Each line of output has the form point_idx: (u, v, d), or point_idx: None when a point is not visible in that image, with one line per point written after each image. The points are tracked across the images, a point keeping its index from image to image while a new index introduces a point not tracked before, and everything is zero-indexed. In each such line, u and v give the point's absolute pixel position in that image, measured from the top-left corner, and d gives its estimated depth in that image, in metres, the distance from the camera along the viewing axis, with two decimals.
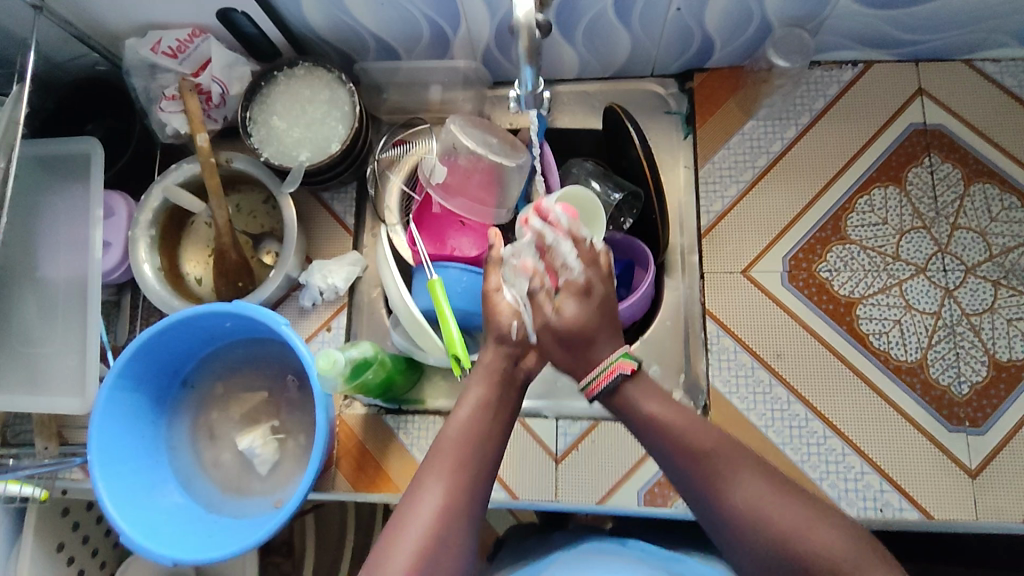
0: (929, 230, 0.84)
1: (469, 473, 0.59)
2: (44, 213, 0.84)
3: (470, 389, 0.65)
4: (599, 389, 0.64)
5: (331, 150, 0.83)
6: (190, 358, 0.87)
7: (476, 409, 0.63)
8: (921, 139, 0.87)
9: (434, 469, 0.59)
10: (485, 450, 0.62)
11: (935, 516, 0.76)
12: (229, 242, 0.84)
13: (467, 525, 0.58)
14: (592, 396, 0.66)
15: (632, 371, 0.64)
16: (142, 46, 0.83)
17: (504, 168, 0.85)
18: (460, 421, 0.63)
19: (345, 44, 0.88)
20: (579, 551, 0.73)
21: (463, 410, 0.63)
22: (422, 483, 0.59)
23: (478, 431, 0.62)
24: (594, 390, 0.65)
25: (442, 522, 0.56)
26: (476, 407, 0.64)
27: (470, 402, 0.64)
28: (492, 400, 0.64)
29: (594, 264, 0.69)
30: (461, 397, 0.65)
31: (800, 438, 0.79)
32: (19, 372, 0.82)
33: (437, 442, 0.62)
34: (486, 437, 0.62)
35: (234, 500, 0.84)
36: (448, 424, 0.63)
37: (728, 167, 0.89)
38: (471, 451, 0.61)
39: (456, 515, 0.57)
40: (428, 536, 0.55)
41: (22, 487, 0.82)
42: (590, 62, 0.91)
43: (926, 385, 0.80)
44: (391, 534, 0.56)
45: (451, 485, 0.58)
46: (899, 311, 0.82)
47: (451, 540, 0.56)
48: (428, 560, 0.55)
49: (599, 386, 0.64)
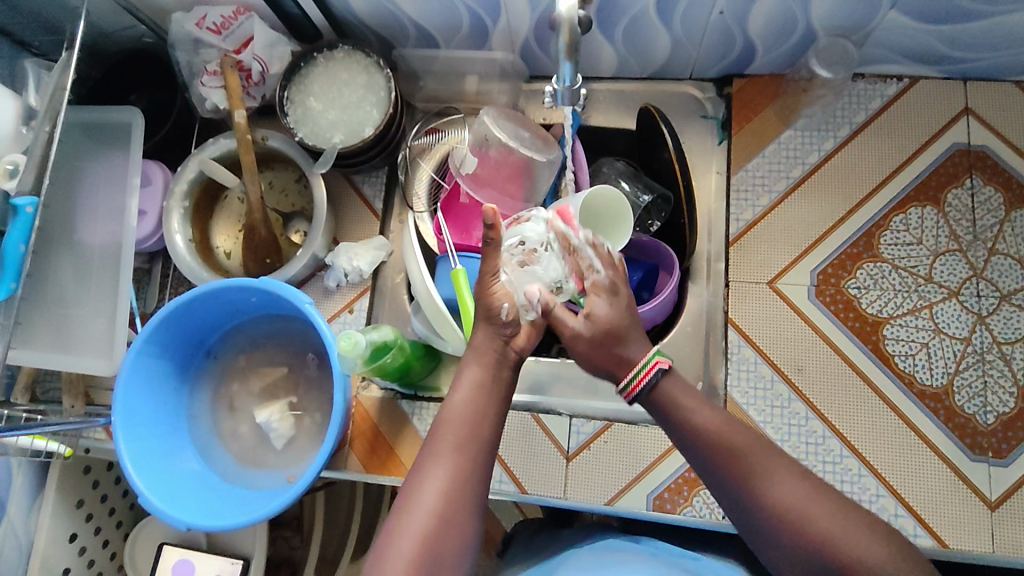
0: (965, 253, 0.82)
1: (469, 454, 0.61)
2: (84, 178, 0.86)
3: (464, 370, 0.66)
4: (638, 389, 0.65)
5: (365, 134, 0.84)
6: (215, 329, 0.89)
7: (472, 392, 0.65)
8: (963, 160, 0.84)
9: (435, 454, 0.61)
10: (484, 430, 0.63)
11: (950, 545, 0.74)
12: (259, 219, 0.85)
13: (470, 508, 0.60)
14: (632, 397, 0.66)
15: (669, 367, 0.66)
16: (188, 21, 0.85)
17: (533, 163, 0.86)
18: (457, 404, 0.64)
19: (385, 30, 0.88)
20: (585, 550, 0.72)
21: (459, 394, 0.65)
22: (422, 468, 0.61)
23: (474, 415, 0.63)
24: (633, 390, 0.65)
25: (445, 505, 0.59)
26: (472, 389, 0.65)
27: (466, 385, 0.65)
28: (486, 381, 0.65)
29: (614, 266, 0.72)
30: (456, 379, 0.66)
31: (816, 455, 0.79)
32: (50, 332, 0.85)
33: (437, 424, 0.64)
34: (482, 418, 0.64)
35: (249, 472, 0.86)
36: (445, 407, 0.64)
37: (761, 176, 0.88)
38: (468, 431, 0.63)
39: (458, 496, 0.59)
40: (430, 519, 0.58)
41: (48, 443, 0.85)
42: (628, 61, 0.91)
43: (950, 411, 0.78)
44: (397, 518, 0.59)
45: (451, 469, 0.60)
46: (928, 334, 0.81)
47: (454, 526, 0.58)
48: (434, 542, 0.57)
49: (639, 385, 0.65)
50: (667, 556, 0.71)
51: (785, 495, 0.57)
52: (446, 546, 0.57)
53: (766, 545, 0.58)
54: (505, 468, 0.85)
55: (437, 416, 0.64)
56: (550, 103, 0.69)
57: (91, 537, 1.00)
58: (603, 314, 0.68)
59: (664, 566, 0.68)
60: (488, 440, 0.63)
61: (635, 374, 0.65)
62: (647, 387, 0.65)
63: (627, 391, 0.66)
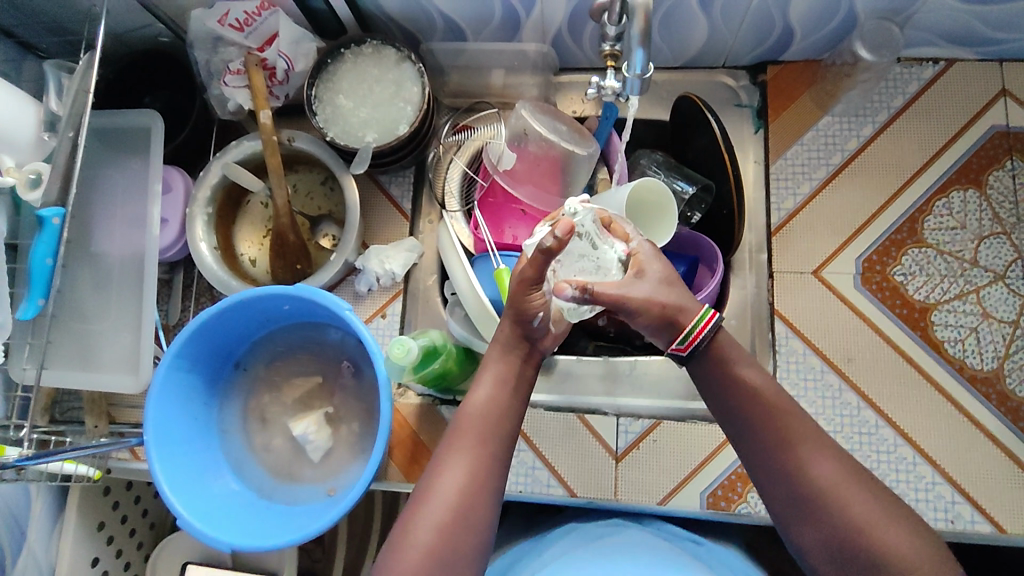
0: (1009, 236, 0.81)
1: (488, 447, 0.62)
2: (102, 186, 0.82)
3: (487, 367, 0.66)
4: (700, 336, 0.62)
5: (399, 132, 0.81)
6: (244, 340, 0.85)
7: (493, 388, 0.65)
8: (1002, 142, 0.84)
9: (455, 447, 0.62)
10: (503, 427, 0.63)
11: (1009, 531, 0.73)
12: (288, 223, 0.82)
13: (485, 506, 0.60)
14: (693, 346, 0.62)
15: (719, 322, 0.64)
16: (209, 17, 0.81)
17: (573, 157, 0.82)
18: (479, 401, 0.64)
19: (411, 24, 0.86)
20: (596, 527, 0.79)
21: (480, 390, 0.65)
22: (441, 462, 0.61)
23: (495, 411, 0.64)
24: (694, 339, 0.62)
25: (461, 500, 0.59)
26: (492, 386, 0.65)
27: (488, 381, 0.65)
28: (505, 377, 0.65)
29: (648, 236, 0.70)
30: (478, 377, 0.66)
31: (870, 445, 0.78)
32: (72, 349, 0.81)
33: (457, 420, 0.64)
34: (503, 415, 0.64)
35: (286, 487, 0.82)
36: (465, 404, 0.65)
37: (801, 164, 0.86)
38: (488, 427, 0.63)
39: (477, 491, 0.60)
40: (446, 517, 0.58)
41: (78, 466, 0.79)
42: (662, 49, 0.89)
43: (1002, 396, 0.78)
44: (413, 509, 0.59)
45: (467, 459, 0.61)
46: (976, 318, 0.80)
47: (468, 524, 0.58)
48: (450, 536, 0.57)
49: (702, 331, 0.62)
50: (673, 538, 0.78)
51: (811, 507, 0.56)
52: (462, 540, 0.58)
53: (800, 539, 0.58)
54: (553, 472, 0.82)
55: (458, 411, 0.64)
56: (616, 76, 0.69)
57: (113, 559, 0.96)
58: (654, 267, 0.64)
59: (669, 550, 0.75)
60: (507, 435, 0.64)
61: (697, 322, 0.62)
62: (701, 342, 0.62)
63: (684, 343, 0.62)
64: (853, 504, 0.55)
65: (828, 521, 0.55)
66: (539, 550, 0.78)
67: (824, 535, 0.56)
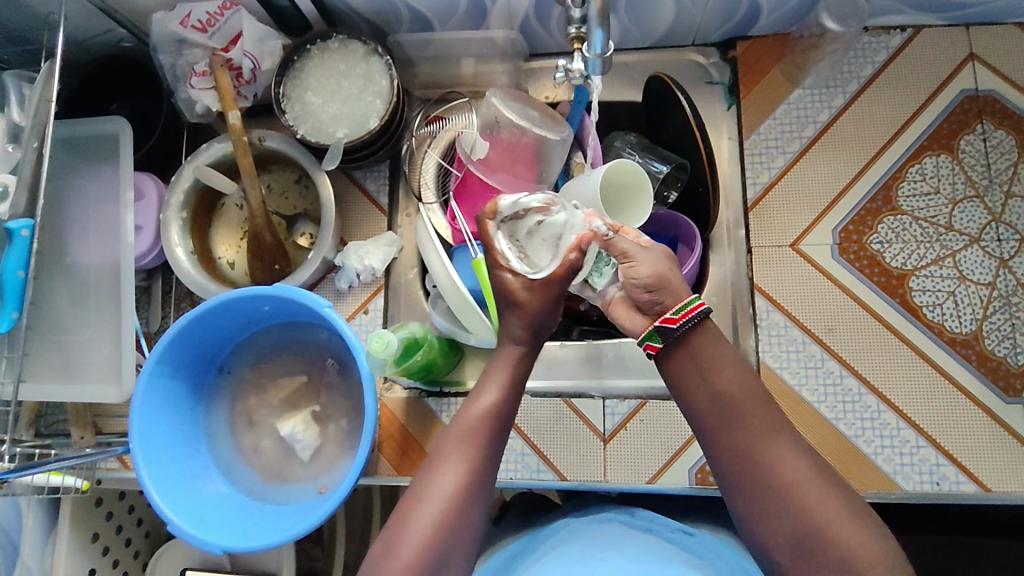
0: (982, 198, 0.82)
1: (487, 450, 0.62)
2: (72, 196, 0.81)
3: (493, 363, 0.66)
4: (689, 316, 0.60)
5: (370, 126, 0.80)
6: (227, 343, 0.85)
7: (500, 385, 0.65)
8: (972, 106, 0.84)
9: (451, 446, 0.62)
10: (504, 425, 0.64)
11: (993, 489, 0.75)
12: (263, 224, 0.82)
13: (480, 501, 0.61)
14: (679, 324, 0.60)
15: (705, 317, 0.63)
16: (170, 20, 0.80)
17: (546, 142, 0.82)
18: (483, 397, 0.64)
19: (377, 16, 0.85)
20: (586, 524, 0.75)
21: (488, 387, 0.65)
22: (437, 463, 0.62)
23: (501, 407, 0.64)
24: (683, 317, 0.60)
25: (459, 495, 0.59)
26: (500, 384, 0.65)
27: (492, 386, 0.65)
28: (513, 375, 0.66)
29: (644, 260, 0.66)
30: (485, 373, 0.66)
31: (854, 413, 0.78)
32: (52, 362, 0.80)
33: (460, 413, 0.64)
34: (507, 414, 0.64)
35: (277, 487, 0.82)
36: (471, 400, 0.64)
37: (774, 138, 0.87)
38: (490, 425, 0.63)
39: (471, 494, 0.60)
40: (443, 511, 0.58)
41: (65, 478, 0.79)
42: (631, 30, 0.89)
43: (982, 356, 0.78)
44: (412, 502, 0.60)
45: (468, 455, 0.61)
46: (953, 282, 0.80)
47: (463, 519, 0.59)
48: (442, 535, 0.58)
49: (694, 310, 0.60)
50: (664, 534, 0.73)
51: (785, 488, 0.56)
52: (456, 535, 0.59)
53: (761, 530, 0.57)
54: (542, 458, 0.82)
55: (460, 406, 0.64)
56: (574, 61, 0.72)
57: (109, 569, 0.96)
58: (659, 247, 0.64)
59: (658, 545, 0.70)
60: (507, 433, 0.64)
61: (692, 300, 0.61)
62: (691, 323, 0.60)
63: (676, 315, 0.60)
64: (818, 500, 0.55)
65: (804, 495, 0.55)
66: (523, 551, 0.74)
67: (788, 527, 0.55)
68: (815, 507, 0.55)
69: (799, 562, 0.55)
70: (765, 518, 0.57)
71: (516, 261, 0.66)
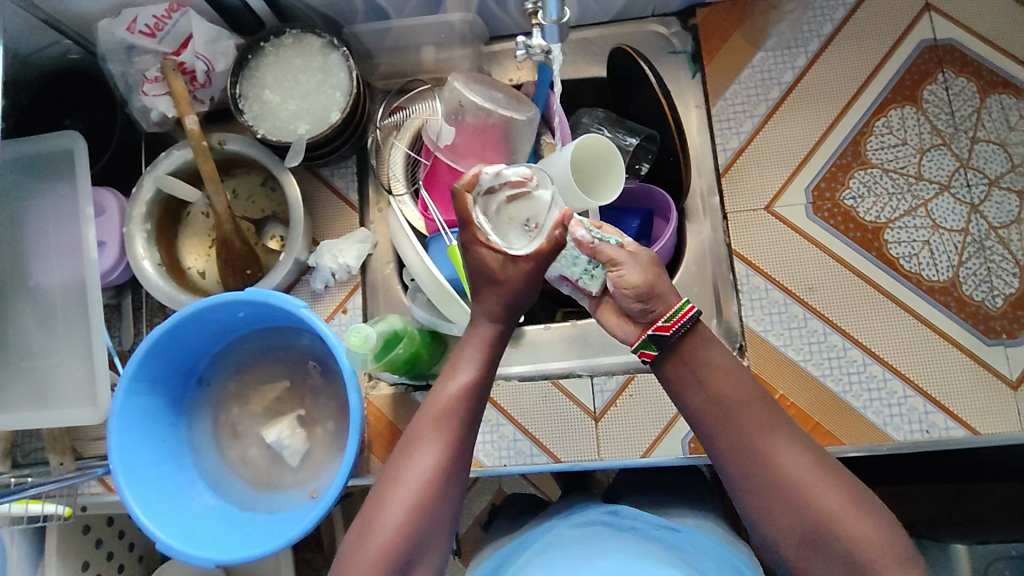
0: (949, 146, 0.82)
1: (462, 432, 0.61)
2: (29, 216, 0.79)
3: (468, 341, 0.64)
4: (679, 325, 0.60)
5: (331, 121, 0.79)
6: (203, 355, 0.83)
7: (472, 366, 0.63)
8: (932, 56, 0.84)
9: (426, 431, 0.60)
10: (478, 406, 0.62)
11: (982, 432, 0.75)
12: (230, 229, 0.79)
13: (456, 484, 0.60)
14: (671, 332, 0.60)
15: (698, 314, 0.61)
16: (117, 26, 0.78)
17: (514, 123, 0.81)
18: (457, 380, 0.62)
19: (330, 9, 0.83)
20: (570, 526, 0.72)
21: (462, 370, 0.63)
22: (413, 444, 0.60)
23: (476, 389, 0.62)
24: (675, 325, 0.60)
25: (434, 480, 0.58)
26: (473, 365, 0.63)
27: (468, 364, 0.63)
28: (486, 354, 0.64)
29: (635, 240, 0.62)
30: (457, 355, 0.64)
31: (840, 369, 0.78)
32: (23, 389, 0.78)
33: (431, 397, 0.62)
34: (480, 395, 0.63)
35: (267, 496, 0.80)
36: (444, 384, 0.62)
37: (740, 103, 0.86)
38: (462, 408, 0.61)
39: (447, 474, 0.59)
40: (418, 497, 0.57)
41: (45, 506, 0.76)
42: (589, 5, 0.88)
43: (960, 302, 0.78)
44: (386, 492, 0.58)
45: (441, 440, 0.60)
46: (927, 231, 0.80)
47: (439, 502, 0.58)
48: (417, 521, 0.57)
49: (685, 317, 0.59)
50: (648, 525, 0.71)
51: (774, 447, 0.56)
52: (432, 519, 0.58)
53: (756, 492, 0.57)
54: (535, 442, 0.82)
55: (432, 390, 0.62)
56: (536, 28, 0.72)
57: None
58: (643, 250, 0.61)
59: (644, 539, 0.67)
60: (480, 414, 0.63)
61: (683, 304, 0.60)
62: (684, 327, 0.60)
63: (668, 322, 0.60)
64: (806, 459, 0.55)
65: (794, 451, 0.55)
66: (519, 549, 0.72)
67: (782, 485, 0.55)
68: (803, 463, 0.55)
69: (793, 522, 0.55)
70: (757, 479, 0.56)
71: (497, 238, 0.62)
